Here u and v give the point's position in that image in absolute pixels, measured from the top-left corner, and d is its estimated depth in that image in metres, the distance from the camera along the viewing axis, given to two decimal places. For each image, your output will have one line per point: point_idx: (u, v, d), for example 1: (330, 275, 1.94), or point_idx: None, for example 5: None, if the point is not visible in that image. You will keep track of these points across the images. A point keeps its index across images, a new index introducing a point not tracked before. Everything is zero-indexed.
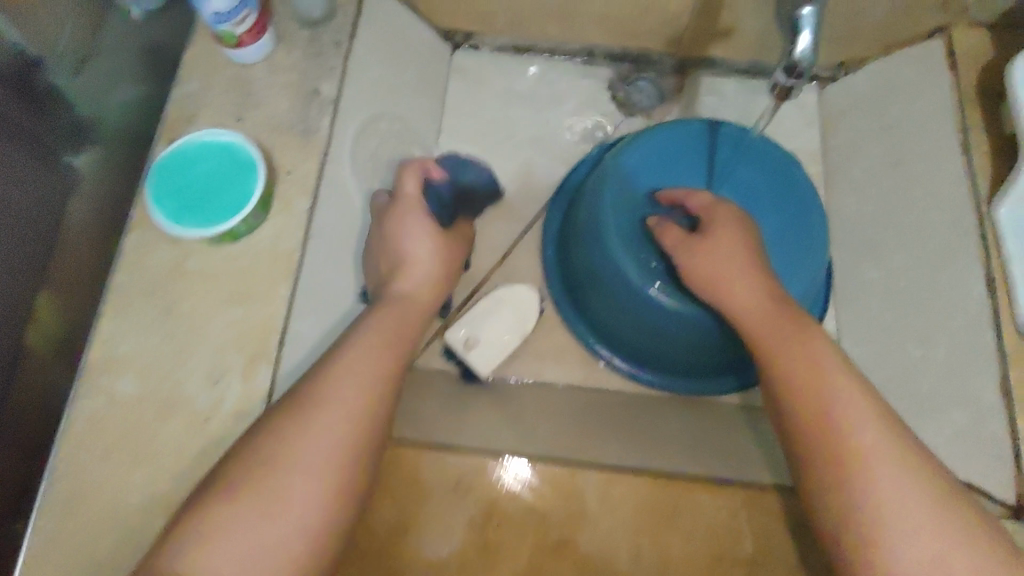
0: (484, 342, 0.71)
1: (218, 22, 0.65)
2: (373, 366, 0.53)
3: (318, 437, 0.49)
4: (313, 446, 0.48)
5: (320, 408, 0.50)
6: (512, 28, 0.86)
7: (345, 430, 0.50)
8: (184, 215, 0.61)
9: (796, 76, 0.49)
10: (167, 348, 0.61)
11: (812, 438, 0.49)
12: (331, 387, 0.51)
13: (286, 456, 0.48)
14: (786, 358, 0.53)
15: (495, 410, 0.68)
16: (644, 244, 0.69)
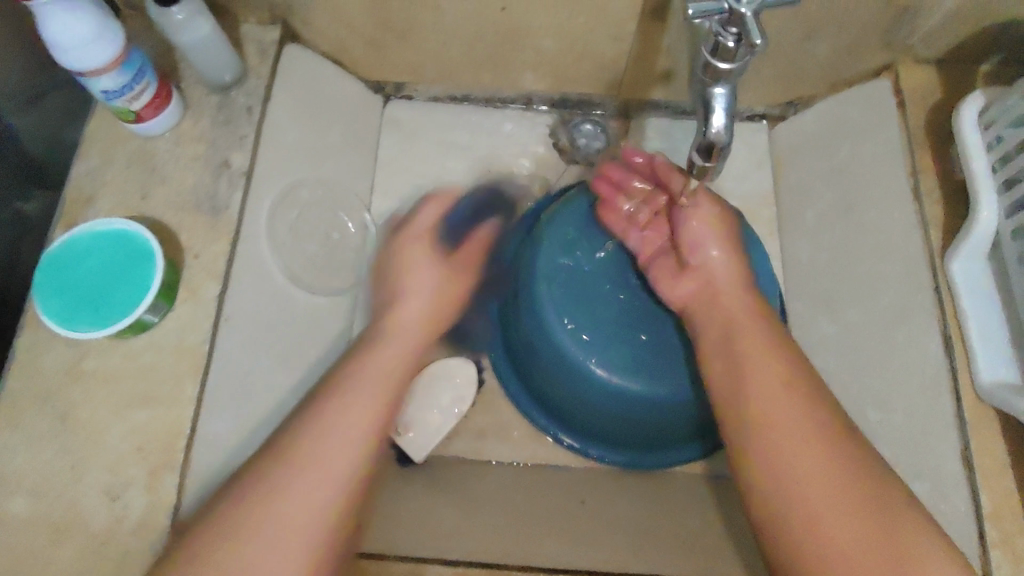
0: (417, 424, 0.69)
1: (110, 100, 0.59)
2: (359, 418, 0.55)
3: (316, 465, 0.51)
4: (314, 485, 0.50)
5: (314, 452, 0.51)
6: (444, 78, 0.81)
7: (344, 466, 0.52)
8: (74, 316, 0.56)
9: (715, 157, 0.52)
10: (62, 462, 0.56)
11: (767, 441, 0.51)
12: (327, 429, 0.53)
13: (290, 486, 0.50)
14: (746, 371, 0.55)
15: (442, 496, 0.65)
16: (586, 312, 0.67)
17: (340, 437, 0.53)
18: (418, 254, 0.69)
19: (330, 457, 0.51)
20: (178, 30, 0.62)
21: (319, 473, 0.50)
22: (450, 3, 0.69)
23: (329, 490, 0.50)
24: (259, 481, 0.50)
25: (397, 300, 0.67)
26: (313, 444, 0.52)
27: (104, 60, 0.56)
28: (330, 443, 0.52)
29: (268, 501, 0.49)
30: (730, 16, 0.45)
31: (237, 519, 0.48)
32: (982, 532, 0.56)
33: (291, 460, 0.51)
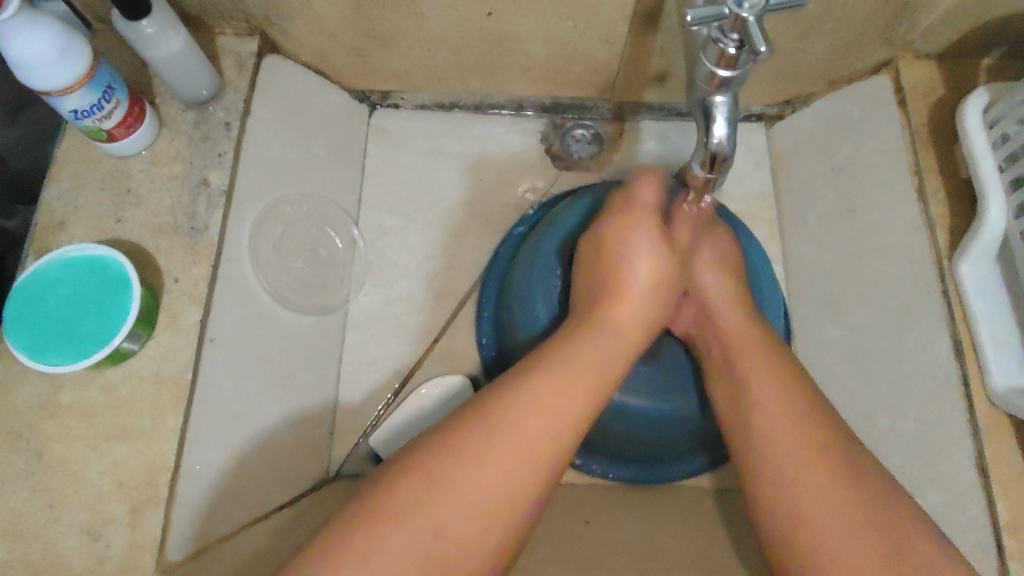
0: None
1: (79, 119, 0.57)
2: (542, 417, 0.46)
3: (559, 396, 0.47)
4: (513, 417, 0.45)
5: (578, 368, 0.49)
6: (430, 85, 0.78)
7: (588, 395, 0.48)
8: (45, 349, 0.53)
9: (717, 169, 0.51)
10: (37, 502, 0.53)
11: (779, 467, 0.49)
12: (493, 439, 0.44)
13: (530, 411, 0.45)
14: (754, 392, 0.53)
15: None
16: None
17: (596, 364, 0.50)
18: (650, 244, 0.60)
19: (584, 373, 0.49)
20: (150, 45, 0.59)
21: (553, 398, 0.46)
22: (433, 9, 0.66)
23: (570, 425, 0.46)
24: (507, 402, 0.46)
25: (620, 298, 0.57)
26: (579, 363, 0.49)
27: (68, 78, 0.53)
28: (575, 368, 0.49)
29: (498, 419, 0.44)
30: (730, 22, 0.43)
31: (472, 439, 0.43)
32: (1002, 545, 0.54)
33: (523, 379, 0.47)
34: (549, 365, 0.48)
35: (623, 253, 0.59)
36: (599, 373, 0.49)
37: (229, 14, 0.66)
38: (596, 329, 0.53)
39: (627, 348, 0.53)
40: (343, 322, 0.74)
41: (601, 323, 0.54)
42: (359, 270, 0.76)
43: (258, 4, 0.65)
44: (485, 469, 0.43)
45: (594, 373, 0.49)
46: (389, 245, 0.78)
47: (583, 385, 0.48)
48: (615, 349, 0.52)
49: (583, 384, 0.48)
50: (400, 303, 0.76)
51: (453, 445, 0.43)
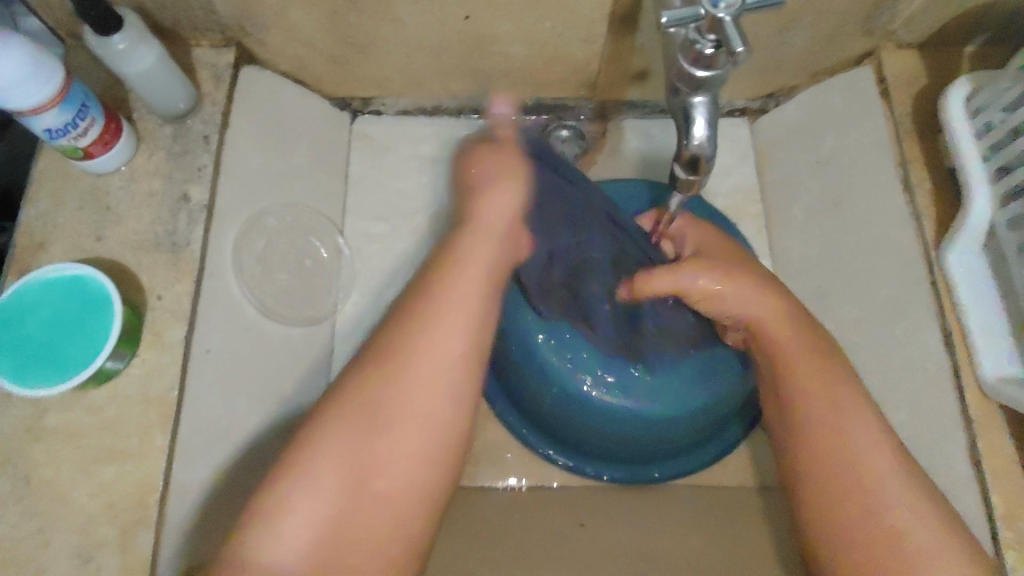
0: None
1: (54, 138, 0.56)
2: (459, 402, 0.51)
3: (420, 382, 0.49)
4: (429, 405, 0.49)
5: (438, 346, 0.50)
6: (412, 89, 0.77)
7: (455, 369, 0.51)
8: (26, 373, 0.53)
9: (700, 170, 0.51)
10: (25, 528, 0.52)
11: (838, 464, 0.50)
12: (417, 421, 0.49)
13: (404, 421, 0.48)
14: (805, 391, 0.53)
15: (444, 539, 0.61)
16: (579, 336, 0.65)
17: (439, 340, 0.50)
18: (513, 190, 0.58)
19: (431, 346, 0.50)
20: (123, 61, 0.58)
21: (416, 386, 0.49)
22: (410, 14, 0.65)
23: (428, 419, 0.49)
24: (376, 395, 0.49)
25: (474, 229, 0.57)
26: (415, 352, 0.50)
27: (40, 97, 0.52)
28: (429, 344, 0.50)
29: (371, 414, 0.48)
30: (707, 23, 0.43)
31: (358, 424, 0.48)
32: (997, 534, 0.54)
33: (380, 362, 0.50)
34: (405, 352, 0.50)
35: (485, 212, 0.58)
36: (444, 353, 0.50)
37: (204, 25, 0.65)
38: (441, 308, 0.52)
39: (480, 336, 0.53)
40: (331, 331, 0.74)
41: (446, 294, 0.53)
42: (346, 279, 0.76)
43: (232, 14, 0.64)
44: (377, 461, 0.47)
45: (424, 358, 0.50)
46: (375, 253, 0.78)
47: (443, 361, 0.50)
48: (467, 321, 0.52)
49: (437, 367, 0.50)
50: (388, 312, 0.76)
51: (338, 445, 0.47)
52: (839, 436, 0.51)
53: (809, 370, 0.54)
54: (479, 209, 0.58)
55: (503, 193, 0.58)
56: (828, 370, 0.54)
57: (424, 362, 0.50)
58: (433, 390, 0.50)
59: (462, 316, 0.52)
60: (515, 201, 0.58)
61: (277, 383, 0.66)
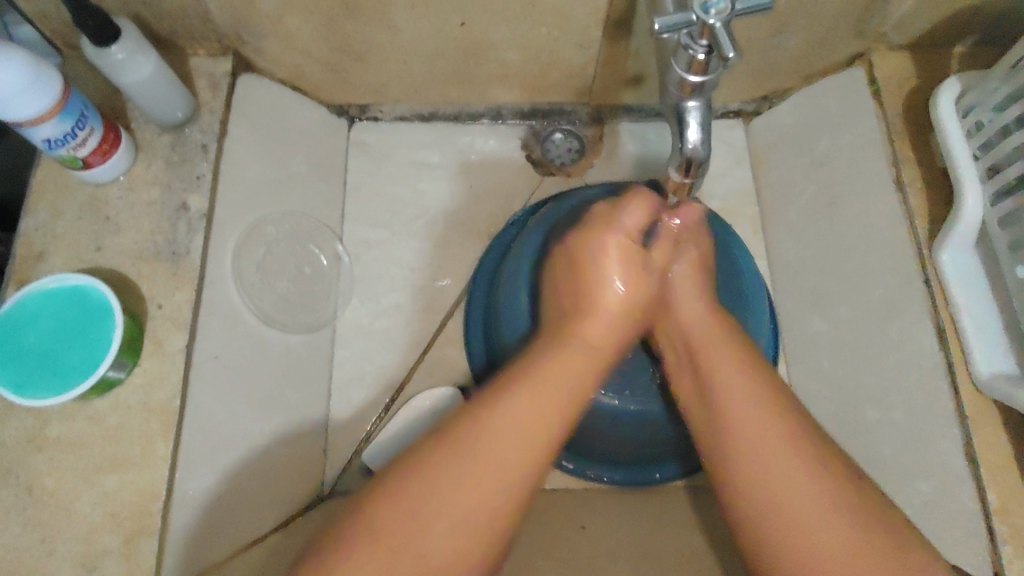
0: None
1: (52, 148, 0.56)
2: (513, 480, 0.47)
3: (499, 463, 0.46)
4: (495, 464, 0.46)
5: (517, 430, 0.47)
6: (408, 95, 0.77)
7: (517, 453, 0.47)
8: (28, 383, 0.53)
9: (693, 173, 0.51)
10: (29, 538, 0.52)
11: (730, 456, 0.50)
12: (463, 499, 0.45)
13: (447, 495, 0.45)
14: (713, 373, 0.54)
15: None
16: None
17: (518, 424, 0.47)
18: (626, 267, 0.57)
19: (538, 420, 0.48)
20: (121, 70, 0.58)
21: (492, 475, 0.46)
22: (406, 21, 0.66)
23: (519, 464, 0.46)
24: (452, 458, 0.46)
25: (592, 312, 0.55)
26: (549, 376, 0.50)
27: (39, 108, 0.52)
28: (517, 412, 0.48)
29: (432, 485, 0.45)
30: (699, 28, 0.43)
31: (417, 490, 0.45)
32: (993, 530, 0.54)
33: (501, 420, 0.47)
34: (490, 415, 0.48)
35: (599, 277, 0.56)
36: (526, 434, 0.47)
37: (201, 35, 0.65)
38: (558, 362, 0.51)
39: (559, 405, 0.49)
40: (331, 338, 0.74)
41: (564, 347, 0.53)
42: (344, 286, 0.76)
43: (229, 23, 0.64)
44: (415, 541, 0.44)
45: (559, 413, 0.49)
46: (374, 259, 0.78)
47: (518, 454, 0.47)
48: (551, 403, 0.49)
49: (519, 453, 0.47)
50: (387, 317, 0.76)
51: (398, 504, 0.44)
52: (731, 401, 0.52)
53: (716, 345, 0.55)
54: (592, 281, 0.56)
55: (607, 243, 0.57)
56: (725, 344, 0.55)
57: (560, 408, 0.49)
58: (502, 481, 0.46)
59: (594, 364, 0.53)
60: (622, 301, 0.56)
61: (277, 390, 0.66)
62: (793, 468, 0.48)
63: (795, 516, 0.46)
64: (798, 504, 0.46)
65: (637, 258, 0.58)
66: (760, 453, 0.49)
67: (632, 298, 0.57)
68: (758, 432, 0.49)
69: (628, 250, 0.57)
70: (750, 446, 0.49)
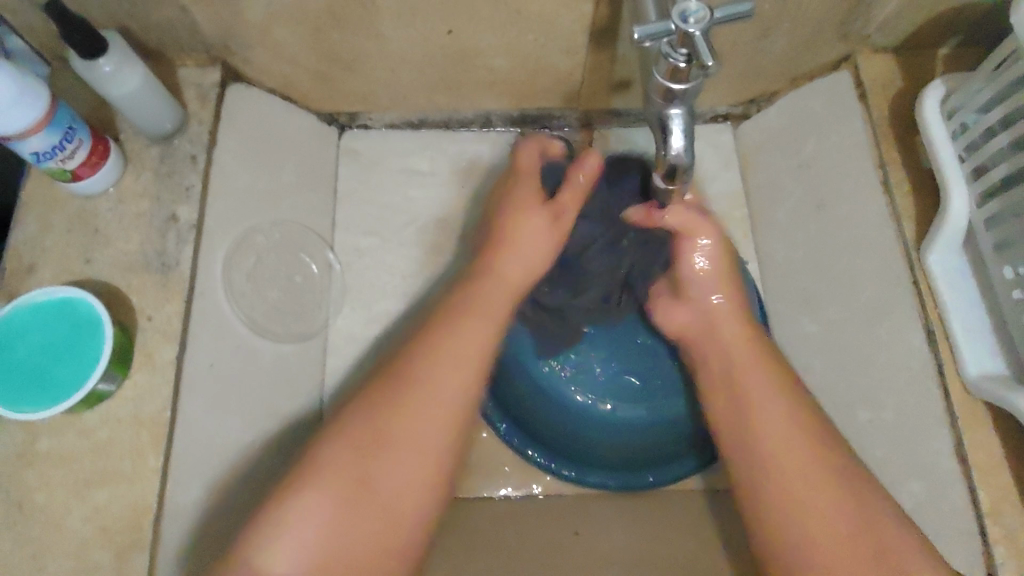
0: None
1: (40, 162, 0.56)
2: (455, 397, 0.54)
3: (431, 411, 0.53)
4: (430, 413, 0.53)
5: (457, 362, 0.55)
6: (397, 103, 0.78)
7: (458, 398, 0.55)
8: (18, 397, 0.53)
9: (677, 177, 0.52)
10: (19, 553, 0.52)
11: (761, 465, 0.53)
12: (405, 424, 0.52)
13: (396, 423, 0.52)
14: (750, 388, 0.56)
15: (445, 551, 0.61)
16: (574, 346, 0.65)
17: (452, 367, 0.55)
18: (537, 214, 0.62)
19: (459, 370, 0.55)
20: (109, 83, 0.58)
21: (430, 413, 0.53)
22: (393, 30, 0.66)
23: (445, 417, 0.54)
24: (397, 404, 0.53)
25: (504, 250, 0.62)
26: (475, 314, 0.58)
27: (27, 121, 0.52)
28: (456, 353, 0.56)
29: (391, 419, 0.52)
30: (678, 38, 0.44)
31: (374, 428, 0.51)
32: (984, 529, 0.55)
33: (443, 350, 0.56)
34: (432, 359, 0.55)
35: (515, 237, 0.62)
36: (457, 383, 0.55)
37: (189, 46, 0.65)
38: (479, 303, 0.59)
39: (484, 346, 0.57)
40: (322, 346, 0.75)
41: (480, 289, 0.60)
42: (336, 294, 0.76)
43: (217, 34, 0.64)
44: (375, 468, 0.51)
45: (478, 347, 0.57)
46: (365, 267, 0.78)
47: (447, 403, 0.54)
48: (489, 325, 0.58)
49: (455, 395, 0.54)
50: (379, 325, 0.76)
51: (353, 441, 0.51)
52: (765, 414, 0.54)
53: (747, 359, 0.58)
54: (515, 244, 0.62)
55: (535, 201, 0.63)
56: (762, 370, 0.57)
57: (488, 349, 0.58)
58: (446, 416, 0.54)
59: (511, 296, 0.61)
60: (547, 227, 0.62)
61: (268, 399, 0.66)
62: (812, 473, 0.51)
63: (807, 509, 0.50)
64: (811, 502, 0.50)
65: (550, 219, 0.62)
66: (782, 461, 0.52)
67: (562, 232, 0.62)
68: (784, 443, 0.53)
69: (549, 209, 0.62)
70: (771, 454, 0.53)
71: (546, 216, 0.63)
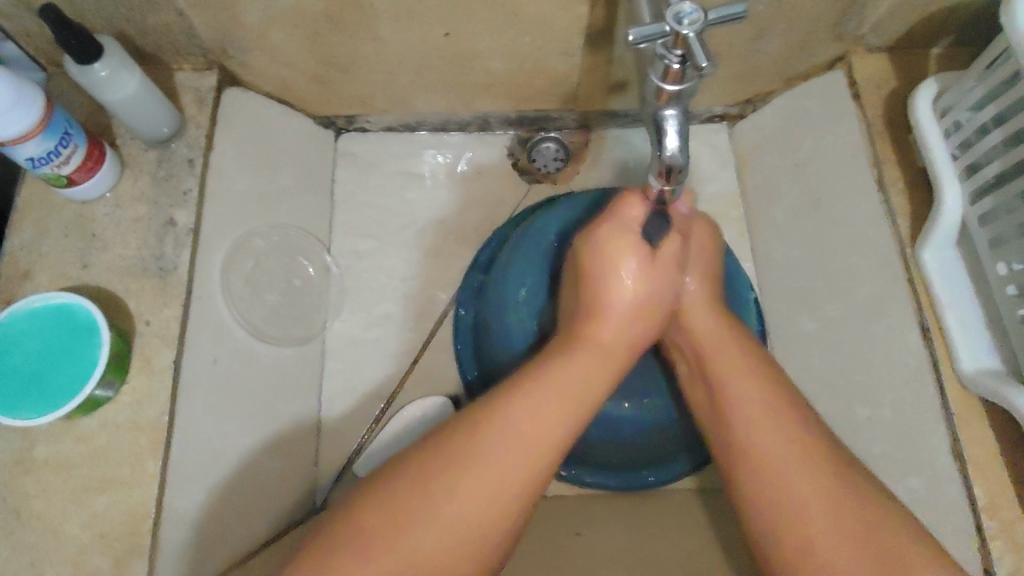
0: None
1: (37, 167, 0.56)
2: (541, 460, 0.46)
3: (486, 478, 0.44)
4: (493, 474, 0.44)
5: (513, 432, 0.45)
6: (394, 106, 0.78)
7: (519, 463, 0.45)
8: (15, 404, 0.52)
9: (674, 179, 0.51)
10: (17, 561, 0.52)
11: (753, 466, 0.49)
12: (471, 500, 0.43)
13: (435, 518, 0.42)
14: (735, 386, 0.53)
15: None
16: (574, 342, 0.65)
17: (522, 426, 0.46)
18: (632, 256, 0.55)
19: (569, 404, 0.48)
20: (105, 87, 0.58)
21: (481, 483, 0.44)
22: (390, 33, 0.66)
23: (507, 488, 0.44)
24: (450, 475, 0.43)
25: (600, 315, 0.54)
26: (567, 399, 0.49)
27: (23, 127, 0.52)
28: (536, 416, 0.47)
29: (419, 497, 0.43)
30: (674, 39, 0.44)
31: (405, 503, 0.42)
32: (983, 526, 0.55)
33: (476, 455, 0.44)
34: (492, 414, 0.46)
35: (611, 276, 0.55)
36: (523, 456, 0.45)
37: (185, 50, 0.65)
38: (568, 370, 0.50)
39: (581, 401, 0.49)
40: (321, 350, 0.74)
41: (578, 357, 0.52)
42: (334, 297, 0.76)
43: (214, 38, 0.64)
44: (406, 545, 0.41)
45: (542, 443, 0.46)
46: (363, 269, 0.78)
47: (519, 469, 0.45)
48: (583, 416, 0.49)
49: (516, 461, 0.45)
50: (378, 327, 0.76)
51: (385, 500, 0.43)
52: (743, 417, 0.51)
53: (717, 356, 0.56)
54: (595, 275, 0.55)
55: (620, 244, 0.55)
56: (754, 368, 0.54)
57: (565, 415, 0.48)
58: (495, 487, 0.44)
59: (607, 369, 0.52)
60: (637, 334, 0.55)
61: (268, 402, 0.66)
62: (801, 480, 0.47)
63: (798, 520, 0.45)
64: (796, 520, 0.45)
65: (645, 260, 0.55)
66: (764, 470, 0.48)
67: (648, 292, 0.55)
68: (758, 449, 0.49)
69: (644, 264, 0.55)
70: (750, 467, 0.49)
71: (640, 255, 0.55)
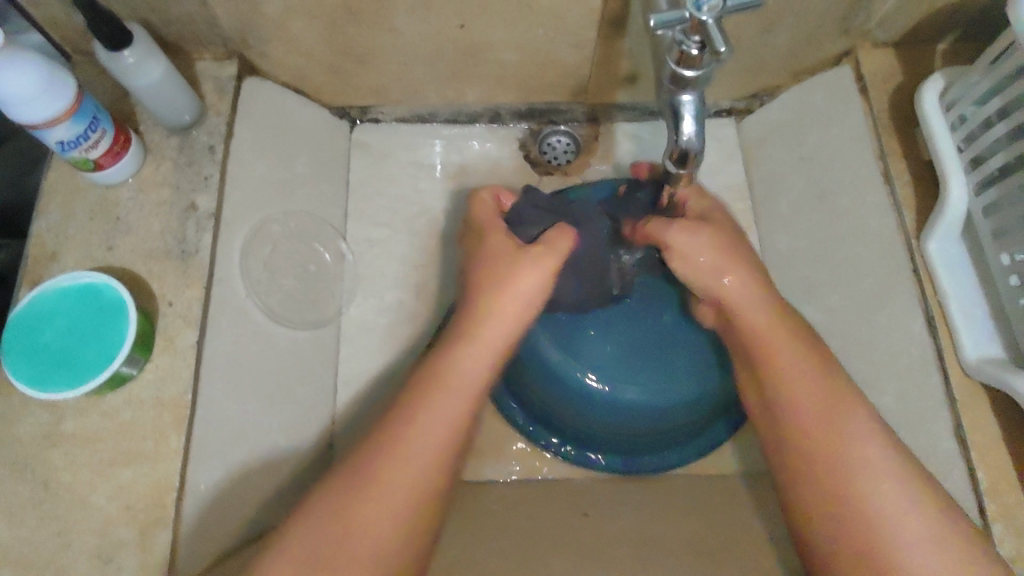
0: None
1: (66, 151, 0.57)
2: (440, 456, 0.52)
3: (414, 470, 0.51)
4: (413, 462, 0.51)
5: (391, 472, 0.51)
6: (407, 97, 0.79)
7: (398, 520, 0.50)
8: (44, 379, 0.54)
9: (688, 163, 0.55)
10: (47, 530, 0.53)
11: (805, 433, 0.54)
12: (380, 478, 0.51)
13: (384, 484, 0.50)
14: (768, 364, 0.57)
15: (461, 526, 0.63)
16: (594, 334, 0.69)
17: (429, 443, 0.53)
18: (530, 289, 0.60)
19: (407, 485, 0.51)
20: (131, 74, 0.60)
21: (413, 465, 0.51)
22: (405, 25, 0.67)
23: (421, 490, 0.51)
24: (365, 489, 0.50)
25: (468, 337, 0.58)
26: (446, 389, 0.55)
27: (54, 111, 0.54)
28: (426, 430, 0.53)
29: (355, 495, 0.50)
30: (691, 25, 0.45)
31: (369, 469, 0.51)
32: (984, 509, 0.56)
33: (408, 440, 0.52)
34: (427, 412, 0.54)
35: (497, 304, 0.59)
36: (440, 434, 0.53)
37: (206, 39, 0.67)
38: (457, 377, 0.56)
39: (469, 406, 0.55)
40: (337, 333, 0.77)
41: (448, 393, 0.55)
42: (349, 282, 0.78)
43: (234, 28, 0.66)
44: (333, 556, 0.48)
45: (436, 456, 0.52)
46: (376, 256, 0.80)
47: (422, 472, 0.52)
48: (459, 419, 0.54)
49: (427, 466, 0.52)
50: (390, 312, 0.78)
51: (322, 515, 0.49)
52: (792, 399, 0.55)
53: (790, 367, 0.56)
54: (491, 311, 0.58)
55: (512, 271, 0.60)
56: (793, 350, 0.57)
57: (442, 465, 0.52)
58: (426, 476, 0.52)
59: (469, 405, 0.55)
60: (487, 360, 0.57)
61: (287, 386, 0.68)
62: (847, 452, 0.53)
63: (852, 496, 0.51)
64: (835, 469, 0.52)
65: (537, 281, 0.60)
66: (787, 428, 0.55)
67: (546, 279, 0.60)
68: (822, 436, 0.54)
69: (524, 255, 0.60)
70: (808, 451, 0.54)
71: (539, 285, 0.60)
